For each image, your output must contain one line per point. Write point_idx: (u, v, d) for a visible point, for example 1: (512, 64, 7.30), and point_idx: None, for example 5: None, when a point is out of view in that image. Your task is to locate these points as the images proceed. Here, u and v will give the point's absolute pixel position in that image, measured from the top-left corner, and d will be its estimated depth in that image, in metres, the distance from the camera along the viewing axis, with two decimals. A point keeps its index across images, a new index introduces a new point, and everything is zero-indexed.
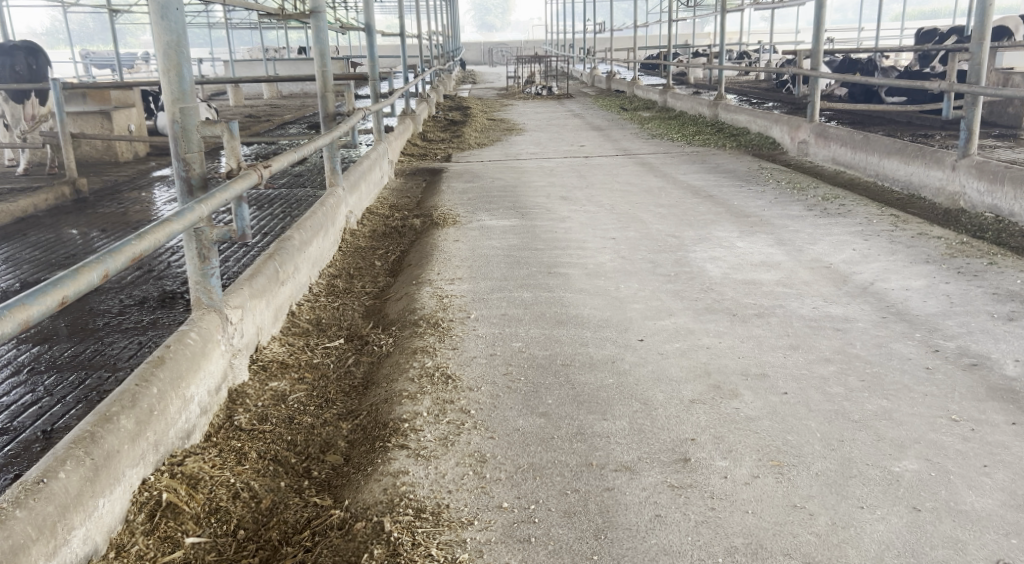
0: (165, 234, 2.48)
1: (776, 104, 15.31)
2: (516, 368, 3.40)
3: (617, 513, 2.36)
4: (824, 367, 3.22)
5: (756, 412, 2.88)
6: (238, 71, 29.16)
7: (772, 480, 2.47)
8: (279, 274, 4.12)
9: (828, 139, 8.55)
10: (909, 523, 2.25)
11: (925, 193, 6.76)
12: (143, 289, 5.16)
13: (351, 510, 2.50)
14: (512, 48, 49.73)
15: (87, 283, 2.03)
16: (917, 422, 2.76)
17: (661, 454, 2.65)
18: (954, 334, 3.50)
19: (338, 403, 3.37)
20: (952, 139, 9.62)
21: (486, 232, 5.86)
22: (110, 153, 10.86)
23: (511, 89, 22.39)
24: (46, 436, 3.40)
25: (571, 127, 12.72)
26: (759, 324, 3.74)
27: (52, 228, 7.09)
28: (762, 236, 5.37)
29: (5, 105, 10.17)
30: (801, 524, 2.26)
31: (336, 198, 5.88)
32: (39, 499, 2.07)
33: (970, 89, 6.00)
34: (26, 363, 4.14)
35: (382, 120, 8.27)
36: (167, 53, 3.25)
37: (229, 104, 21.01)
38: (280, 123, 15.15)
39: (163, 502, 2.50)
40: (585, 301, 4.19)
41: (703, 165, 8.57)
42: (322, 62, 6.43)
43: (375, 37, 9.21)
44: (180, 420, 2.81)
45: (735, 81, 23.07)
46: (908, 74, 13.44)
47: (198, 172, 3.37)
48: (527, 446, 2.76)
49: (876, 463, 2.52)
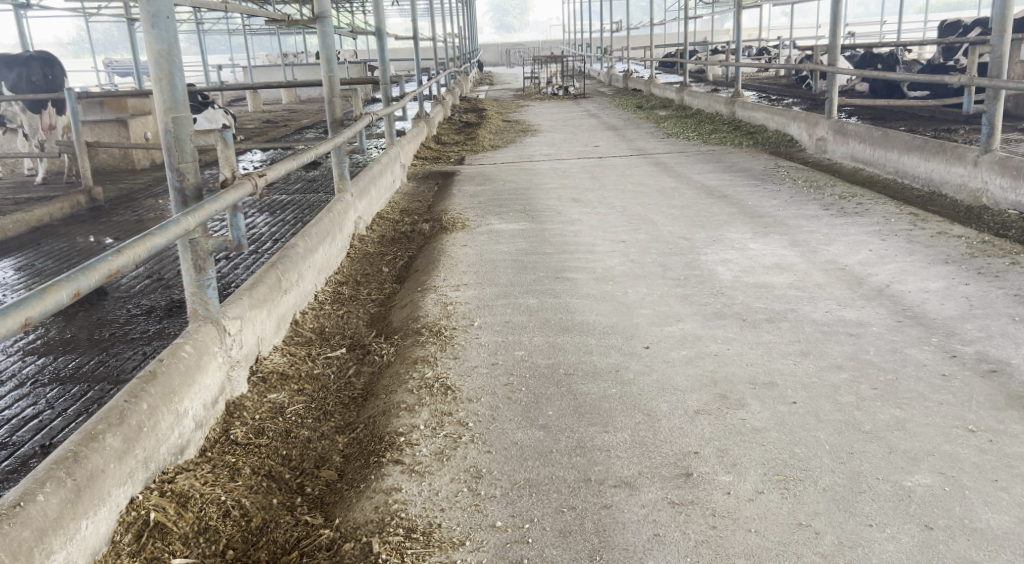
0: (146, 248, 2.43)
1: (795, 101, 15.11)
2: (517, 379, 3.31)
3: (614, 533, 2.27)
4: (836, 375, 3.11)
5: (763, 424, 2.77)
6: (256, 76, 29.30)
7: (777, 496, 2.36)
8: (282, 282, 4.06)
9: (846, 136, 8.38)
10: (920, 543, 2.14)
11: (946, 189, 6.60)
12: (151, 299, 5.13)
13: (342, 529, 2.43)
14: (530, 48, 49.61)
15: (55, 302, 1.98)
16: (931, 433, 2.64)
17: (663, 468, 2.55)
18: (972, 339, 3.37)
19: (336, 416, 3.30)
20: (975, 133, 9.43)
21: (494, 236, 5.78)
22: (127, 161, 10.89)
23: (528, 90, 22.28)
24: (44, 451, 3.36)
25: (586, 128, 12.60)
26: (769, 329, 3.63)
27: (66, 237, 7.09)
28: (776, 238, 5.24)
29: (23, 114, 10.24)
30: (806, 544, 2.16)
31: (343, 204, 5.82)
32: (15, 524, 2.02)
33: (991, 82, 5.82)
34: (29, 376, 4.10)
35: (394, 124, 8.20)
36: (158, 62, 3.18)
37: (247, 110, 21.09)
38: (297, 128, 15.16)
39: (151, 521, 2.44)
40: (592, 306, 4.10)
41: (719, 164, 8.44)
42: (329, 66, 6.37)
43: (386, 39, 9.12)
44: (172, 436, 2.76)
45: (754, 77, 22.85)
46: (931, 67, 13.19)
47: (193, 182, 3.32)
48: (524, 461, 2.68)
49: (887, 478, 2.41)
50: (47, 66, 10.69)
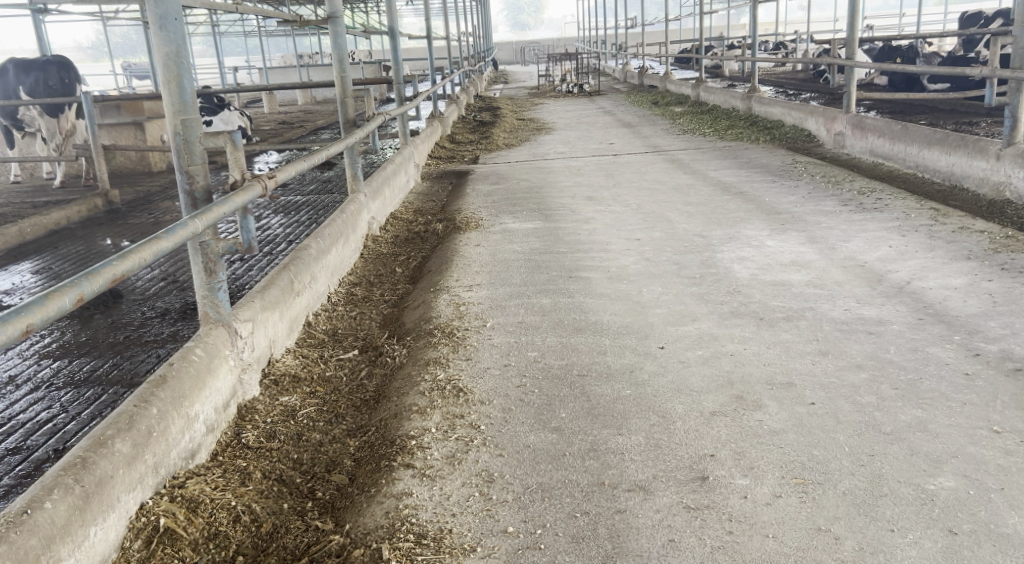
0: (153, 252, 2.41)
1: (813, 95, 14.96)
2: (531, 381, 3.27)
3: (628, 538, 2.22)
4: (855, 375, 3.04)
5: (781, 425, 2.72)
6: (272, 78, 29.38)
7: (795, 500, 2.31)
8: (294, 284, 4.03)
9: (864, 130, 8.27)
10: (944, 549, 2.08)
11: (968, 183, 6.48)
12: (166, 301, 5.12)
13: (352, 535, 2.39)
14: (544, 46, 49.49)
15: (58, 308, 1.96)
16: (955, 434, 2.57)
17: (678, 472, 2.51)
18: (996, 336, 3.30)
19: (348, 419, 3.27)
20: (998, 126, 9.28)
21: (508, 235, 5.74)
22: (144, 164, 10.94)
23: (542, 87, 22.19)
24: (58, 454, 3.35)
25: (600, 126, 12.50)
26: (787, 328, 3.57)
27: (83, 240, 7.11)
28: (794, 234, 5.16)
29: (41, 118, 10.30)
30: (826, 549, 2.10)
31: (357, 204, 5.79)
32: (20, 532, 2.00)
33: (1015, 74, 5.71)
34: (44, 380, 4.10)
35: (407, 124, 8.15)
36: (166, 64, 3.17)
37: (264, 111, 21.18)
38: (312, 129, 15.21)
39: (161, 527, 2.42)
40: (606, 306, 4.06)
41: (735, 160, 8.37)
42: (341, 67, 6.33)
43: (398, 38, 9.04)
44: (183, 441, 2.74)
45: (773, 72, 22.68)
46: (951, 60, 12.99)
47: (203, 185, 3.28)
48: (537, 465, 2.63)
49: (909, 481, 2.35)
50: (63, 70, 10.73)
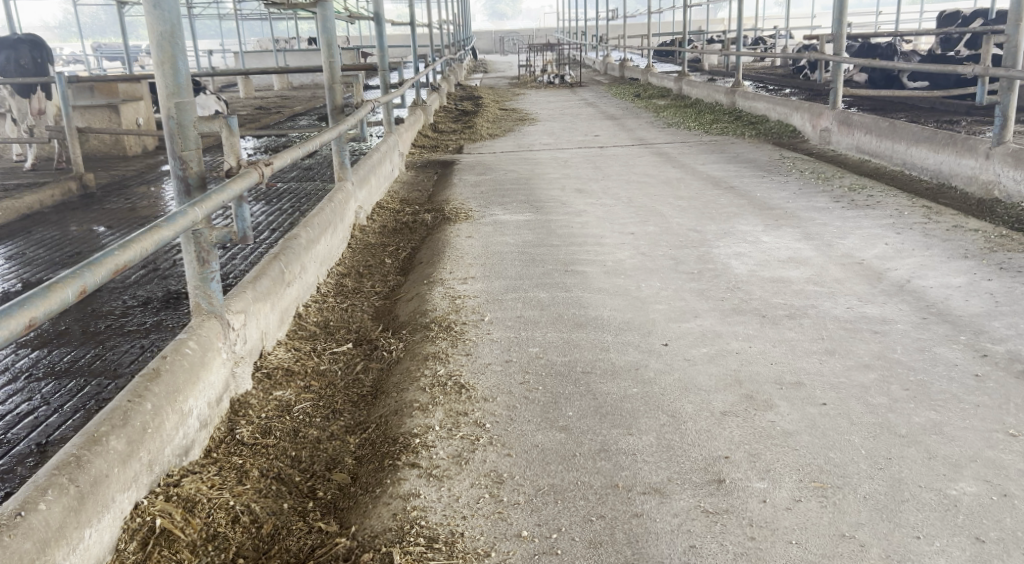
0: (152, 242, 2.30)
1: (794, 91, 15.01)
2: (533, 377, 3.20)
3: (648, 543, 2.17)
4: (865, 375, 3.00)
5: (794, 426, 2.67)
6: (248, 61, 29.01)
7: (816, 505, 2.26)
8: (285, 275, 3.92)
9: (851, 126, 8.28)
10: (973, 558, 2.04)
11: (956, 181, 6.50)
12: (147, 289, 4.98)
13: (358, 538, 2.31)
14: (523, 36, 49.39)
15: (60, 301, 1.86)
16: (970, 437, 2.55)
17: (693, 474, 2.45)
18: (1002, 337, 3.28)
19: (345, 414, 3.18)
20: (979, 125, 9.33)
21: (499, 227, 5.66)
22: (119, 147, 10.71)
23: (522, 78, 22.12)
24: (41, 448, 3.21)
25: (584, 117, 12.46)
26: (791, 326, 3.53)
27: (58, 225, 6.92)
28: (789, 230, 5.13)
29: (13, 99, 9.87)
30: (850, 557, 2.06)
31: (344, 192, 5.67)
32: (15, 536, 1.89)
33: (1006, 74, 5.70)
34: (24, 370, 3.96)
35: (392, 112, 7.99)
36: (160, 44, 3.02)
37: (239, 96, 20.94)
38: (290, 114, 15.02)
39: (157, 528, 2.32)
40: (605, 301, 3.99)
41: (723, 155, 8.36)
42: (328, 52, 6.19)
43: (385, 25, 8.83)
44: (177, 437, 2.63)
45: (752, 67, 22.77)
46: (931, 57, 13.02)
47: (196, 171, 3.16)
48: (547, 466, 2.56)
49: (930, 486, 2.31)
50: (35, 49, 10.31)
